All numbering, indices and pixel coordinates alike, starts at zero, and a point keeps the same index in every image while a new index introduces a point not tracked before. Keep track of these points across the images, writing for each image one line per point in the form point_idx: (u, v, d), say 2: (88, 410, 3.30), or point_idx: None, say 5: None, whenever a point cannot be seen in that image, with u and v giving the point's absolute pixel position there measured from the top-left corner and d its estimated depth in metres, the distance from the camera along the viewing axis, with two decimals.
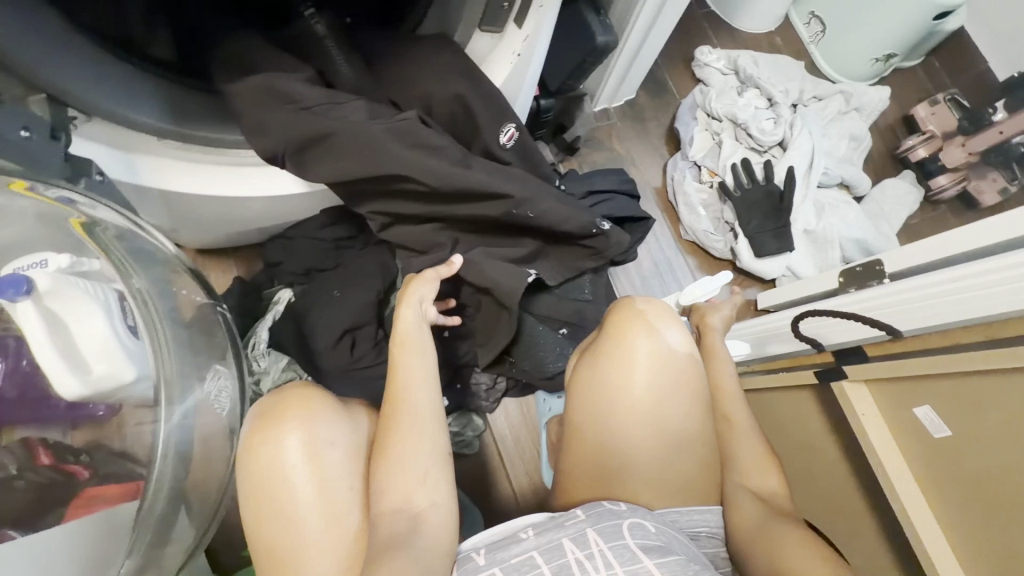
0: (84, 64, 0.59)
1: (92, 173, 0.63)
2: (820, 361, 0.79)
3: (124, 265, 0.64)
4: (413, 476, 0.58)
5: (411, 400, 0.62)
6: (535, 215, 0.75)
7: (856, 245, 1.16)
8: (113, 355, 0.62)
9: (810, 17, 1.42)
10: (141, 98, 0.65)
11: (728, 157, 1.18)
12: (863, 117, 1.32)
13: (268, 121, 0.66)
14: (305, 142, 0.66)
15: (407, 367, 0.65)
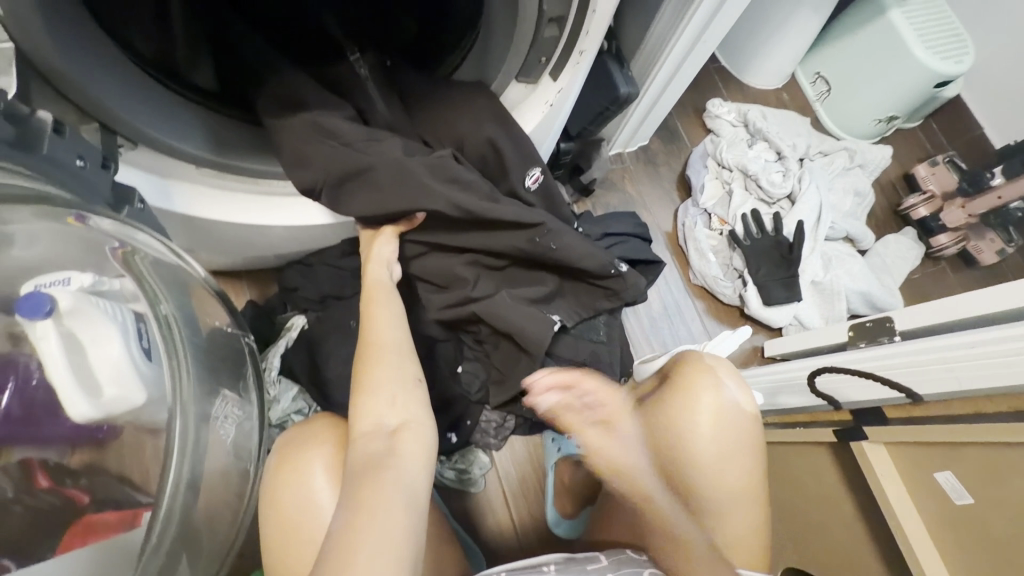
0: (139, 94, 0.62)
1: (135, 202, 0.61)
2: (838, 419, 0.79)
3: (153, 292, 0.69)
4: (384, 402, 0.58)
5: (380, 338, 0.64)
6: (560, 248, 0.76)
7: (862, 297, 1.18)
8: (127, 380, 0.65)
9: (815, 77, 1.48)
10: (188, 131, 0.67)
11: (738, 207, 1.21)
12: (867, 173, 1.37)
13: (309, 157, 0.68)
14: (342, 176, 0.68)
15: (378, 314, 0.66)
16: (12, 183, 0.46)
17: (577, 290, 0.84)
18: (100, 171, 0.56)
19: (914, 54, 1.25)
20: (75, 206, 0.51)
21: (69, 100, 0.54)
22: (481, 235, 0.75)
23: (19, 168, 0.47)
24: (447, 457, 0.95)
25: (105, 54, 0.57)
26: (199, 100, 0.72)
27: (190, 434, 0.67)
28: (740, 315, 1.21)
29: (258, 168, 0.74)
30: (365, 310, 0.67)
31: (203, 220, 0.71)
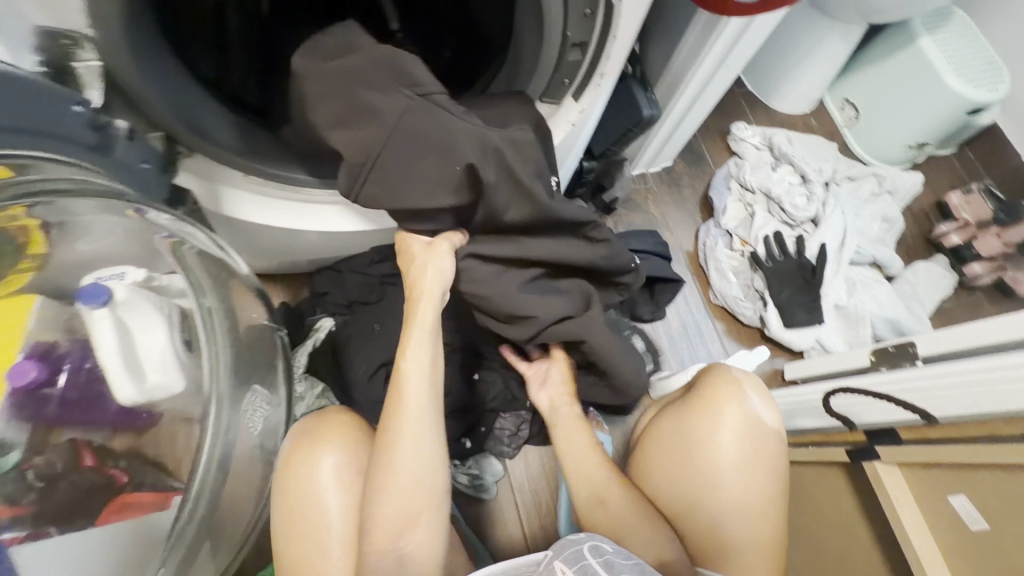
0: (209, 114, 0.69)
1: (188, 203, 0.69)
2: (850, 439, 0.80)
3: (200, 287, 0.79)
4: (399, 510, 0.62)
5: (408, 422, 0.64)
6: (613, 250, 0.79)
7: (889, 324, 1.16)
8: (168, 367, 0.74)
9: (844, 102, 1.48)
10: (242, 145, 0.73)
11: (760, 229, 1.21)
12: (896, 200, 1.35)
13: (383, 104, 0.65)
14: (408, 150, 0.66)
15: (411, 379, 0.65)
16: (84, 181, 0.52)
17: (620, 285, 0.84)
18: (161, 172, 0.62)
19: (945, 82, 1.25)
20: (133, 200, 0.58)
21: (143, 114, 0.61)
22: (537, 249, 0.74)
23: (94, 169, 0.52)
24: (461, 462, 0.97)
25: (179, 77, 0.64)
26: (249, 115, 0.78)
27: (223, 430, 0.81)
28: (760, 337, 1.20)
29: (301, 179, 0.79)
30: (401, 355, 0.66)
31: (247, 222, 0.78)
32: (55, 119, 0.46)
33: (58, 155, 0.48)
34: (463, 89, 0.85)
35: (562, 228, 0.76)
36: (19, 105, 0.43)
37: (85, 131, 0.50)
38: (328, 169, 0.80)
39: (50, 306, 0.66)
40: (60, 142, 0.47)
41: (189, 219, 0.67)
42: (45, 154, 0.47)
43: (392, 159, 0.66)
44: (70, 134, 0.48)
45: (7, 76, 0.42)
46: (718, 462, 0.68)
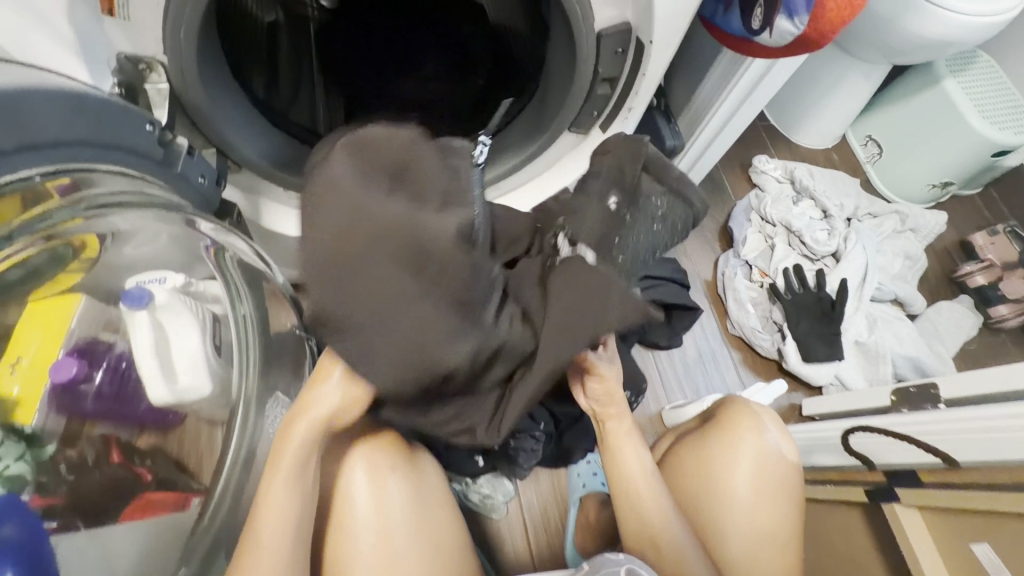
0: (262, 131, 0.71)
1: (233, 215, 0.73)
2: (870, 480, 0.79)
3: (236, 296, 0.83)
4: None
5: (268, 531, 0.57)
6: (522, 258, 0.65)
7: (910, 363, 1.15)
8: (199, 370, 0.79)
9: (866, 139, 1.48)
10: (283, 154, 0.74)
11: (780, 261, 1.22)
12: (918, 238, 1.35)
13: (372, 274, 0.51)
14: (381, 336, 0.51)
15: (276, 507, 0.58)
16: (147, 194, 0.57)
17: (579, 211, 0.63)
18: (214, 187, 0.66)
19: (970, 123, 1.25)
20: (188, 213, 0.61)
21: (202, 133, 0.65)
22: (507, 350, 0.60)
23: (159, 182, 0.58)
24: (472, 480, 0.97)
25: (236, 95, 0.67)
26: (302, 137, 0.79)
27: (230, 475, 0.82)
28: (778, 369, 1.19)
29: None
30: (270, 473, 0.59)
31: (278, 233, 0.81)
32: (128, 133, 0.52)
33: (128, 168, 0.53)
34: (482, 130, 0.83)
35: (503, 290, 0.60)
36: (104, 123, 0.49)
37: (153, 147, 0.55)
38: None
39: (90, 307, 0.73)
40: (130, 156, 0.53)
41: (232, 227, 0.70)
42: (117, 167, 0.52)
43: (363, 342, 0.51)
44: (139, 148, 0.54)
45: (90, 98, 0.48)
46: (733, 492, 0.68)
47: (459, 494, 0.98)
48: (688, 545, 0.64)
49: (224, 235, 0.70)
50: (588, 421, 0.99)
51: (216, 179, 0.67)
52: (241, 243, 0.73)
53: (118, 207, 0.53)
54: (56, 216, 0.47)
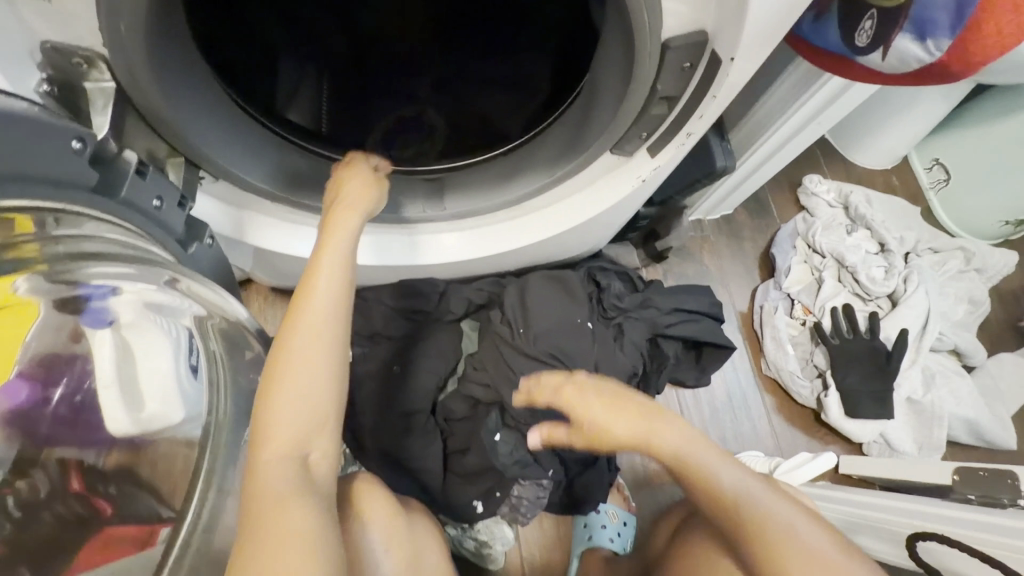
0: (253, 146, 0.64)
1: (204, 238, 0.57)
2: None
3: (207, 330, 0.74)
4: (271, 501, 0.46)
5: (290, 357, 0.54)
6: (442, 55, 0.66)
7: (966, 425, 1.03)
8: (171, 398, 0.71)
9: (932, 163, 1.33)
10: (259, 159, 0.65)
11: (829, 299, 1.09)
12: (983, 279, 1.20)
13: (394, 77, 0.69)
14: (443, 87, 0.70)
15: (291, 358, 0.53)
16: (109, 239, 0.46)
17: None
18: (176, 209, 0.52)
19: None
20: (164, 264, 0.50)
21: (159, 135, 0.55)
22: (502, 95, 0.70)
23: (107, 217, 0.44)
24: (468, 526, 0.88)
25: (224, 106, 0.61)
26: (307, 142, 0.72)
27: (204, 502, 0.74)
28: (815, 420, 1.08)
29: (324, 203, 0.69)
30: (269, 376, 0.53)
31: (268, 250, 0.73)
32: (51, 160, 0.37)
33: (71, 206, 0.40)
34: (496, 150, 0.74)
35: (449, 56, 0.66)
36: (18, 152, 0.35)
37: (85, 170, 0.41)
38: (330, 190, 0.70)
39: (51, 316, 0.59)
40: (54, 186, 0.38)
41: (199, 263, 0.56)
42: (50, 203, 0.38)
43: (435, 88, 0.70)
44: (62, 174, 0.39)
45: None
46: None
47: (454, 540, 0.89)
48: (780, 507, 0.53)
49: (196, 288, 0.55)
50: (601, 467, 0.89)
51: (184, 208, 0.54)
52: (218, 293, 0.57)
53: (83, 262, 0.45)
54: (9, 261, 0.39)
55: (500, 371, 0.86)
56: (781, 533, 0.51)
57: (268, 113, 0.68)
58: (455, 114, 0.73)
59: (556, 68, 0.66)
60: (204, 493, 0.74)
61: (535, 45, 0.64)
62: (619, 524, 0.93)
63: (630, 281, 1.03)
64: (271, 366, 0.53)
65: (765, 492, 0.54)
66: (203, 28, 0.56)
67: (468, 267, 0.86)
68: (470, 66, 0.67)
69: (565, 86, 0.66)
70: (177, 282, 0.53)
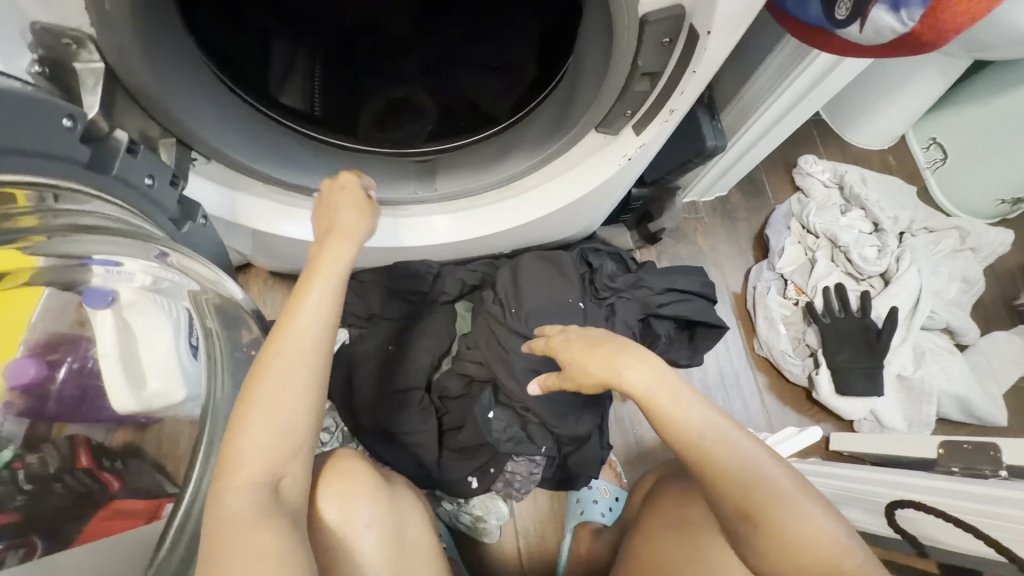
0: (246, 128, 0.66)
1: (197, 218, 0.58)
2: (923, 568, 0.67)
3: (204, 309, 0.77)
4: (242, 521, 0.47)
5: (270, 379, 0.54)
6: (433, 42, 0.68)
7: (957, 402, 1.04)
8: (172, 376, 0.74)
9: (929, 142, 1.33)
10: (251, 141, 0.66)
11: (821, 278, 1.10)
12: (978, 258, 1.20)
13: (388, 65, 0.71)
14: (432, 73, 0.71)
15: (271, 379, 0.54)
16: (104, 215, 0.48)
17: None
18: (168, 188, 0.54)
19: None
20: (162, 241, 0.52)
21: (152, 118, 0.57)
22: (490, 76, 0.71)
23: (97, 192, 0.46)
24: (464, 501, 0.90)
25: (215, 89, 0.62)
26: (300, 126, 0.73)
27: (205, 475, 0.76)
28: (807, 398, 1.09)
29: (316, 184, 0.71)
30: (246, 396, 0.54)
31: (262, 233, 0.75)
32: (43, 137, 0.39)
33: (62, 180, 0.42)
34: (486, 132, 0.76)
35: (439, 42, 0.68)
36: (10, 127, 0.36)
37: (77, 147, 0.42)
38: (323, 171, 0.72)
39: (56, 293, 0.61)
40: (46, 161, 0.40)
41: (193, 241, 0.58)
42: (41, 179, 0.40)
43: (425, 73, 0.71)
44: (55, 150, 0.40)
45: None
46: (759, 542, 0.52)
47: (450, 515, 0.92)
48: (743, 443, 0.52)
49: (188, 263, 0.57)
50: (594, 443, 0.91)
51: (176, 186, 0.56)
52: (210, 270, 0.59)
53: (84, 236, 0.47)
54: (14, 233, 0.40)
55: (493, 350, 0.88)
56: (760, 475, 0.51)
57: (262, 96, 0.69)
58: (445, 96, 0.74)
59: (542, 49, 0.67)
60: (204, 468, 0.77)
61: (523, 25, 0.65)
62: (611, 499, 0.96)
63: (622, 262, 1.04)
64: (246, 391, 0.54)
65: (732, 427, 0.53)
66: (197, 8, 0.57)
67: (461, 248, 0.87)
68: (459, 51, 0.69)
69: (551, 67, 0.67)
70: (170, 257, 0.55)
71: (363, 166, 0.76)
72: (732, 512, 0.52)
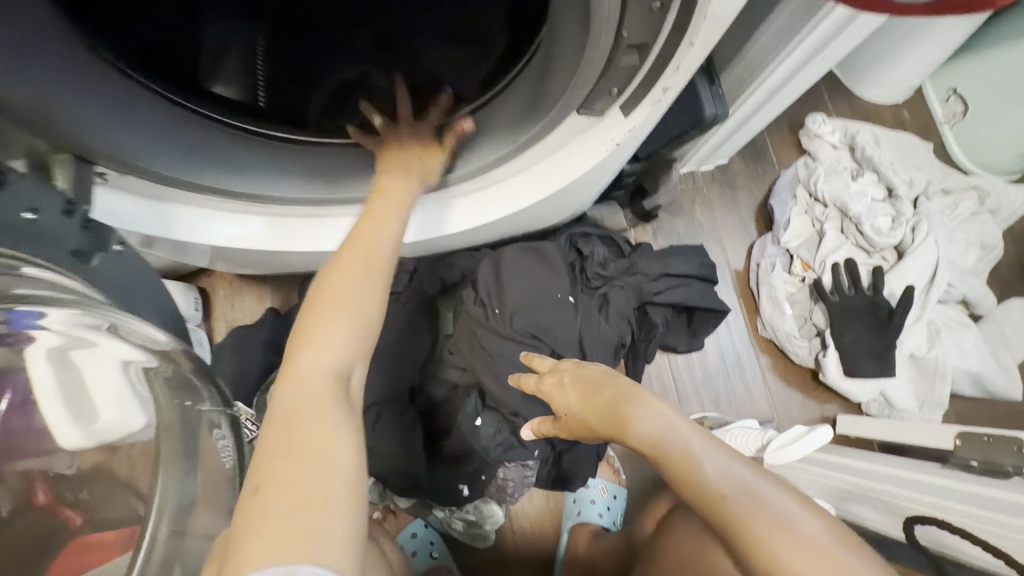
0: (163, 133, 0.57)
1: (112, 244, 0.51)
2: None
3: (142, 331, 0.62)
4: (308, 408, 0.44)
5: (350, 276, 0.51)
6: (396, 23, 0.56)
7: (970, 378, 0.99)
8: (127, 404, 0.60)
9: (949, 93, 1.21)
10: (169, 144, 0.58)
11: (830, 252, 1.03)
12: (998, 221, 1.12)
13: (342, 47, 0.59)
14: (395, 55, 0.60)
15: (345, 281, 0.50)
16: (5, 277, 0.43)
17: None
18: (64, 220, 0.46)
19: None
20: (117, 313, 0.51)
21: (32, 130, 0.49)
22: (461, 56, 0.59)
23: None
24: (456, 508, 0.86)
25: (122, 96, 0.54)
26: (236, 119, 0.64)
27: None
28: (812, 378, 1.04)
29: (258, 190, 0.65)
30: (323, 284, 0.50)
31: (204, 245, 0.68)
32: None
33: None
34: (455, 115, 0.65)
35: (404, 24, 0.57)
36: None
37: None
38: (266, 174, 0.64)
39: None
40: None
41: (110, 273, 0.51)
42: None
43: (386, 56, 0.60)
44: None
45: None
46: None
47: (442, 522, 0.88)
48: (769, 493, 0.48)
49: (137, 329, 0.53)
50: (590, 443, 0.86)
51: (77, 220, 0.49)
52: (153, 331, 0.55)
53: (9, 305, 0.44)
54: None
55: (476, 354, 0.81)
56: (776, 520, 0.47)
57: (189, 90, 0.60)
58: (408, 77, 0.63)
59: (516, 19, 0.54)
60: None
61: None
62: (609, 498, 0.93)
63: (616, 246, 0.96)
64: (325, 280, 0.51)
65: (753, 476, 0.49)
66: (77, 7, 0.47)
67: (435, 245, 0.79)
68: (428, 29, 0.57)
69: (524, 38, 0.56)
70: (116, 328, 0.51)
71: (317, 166, 0.66)
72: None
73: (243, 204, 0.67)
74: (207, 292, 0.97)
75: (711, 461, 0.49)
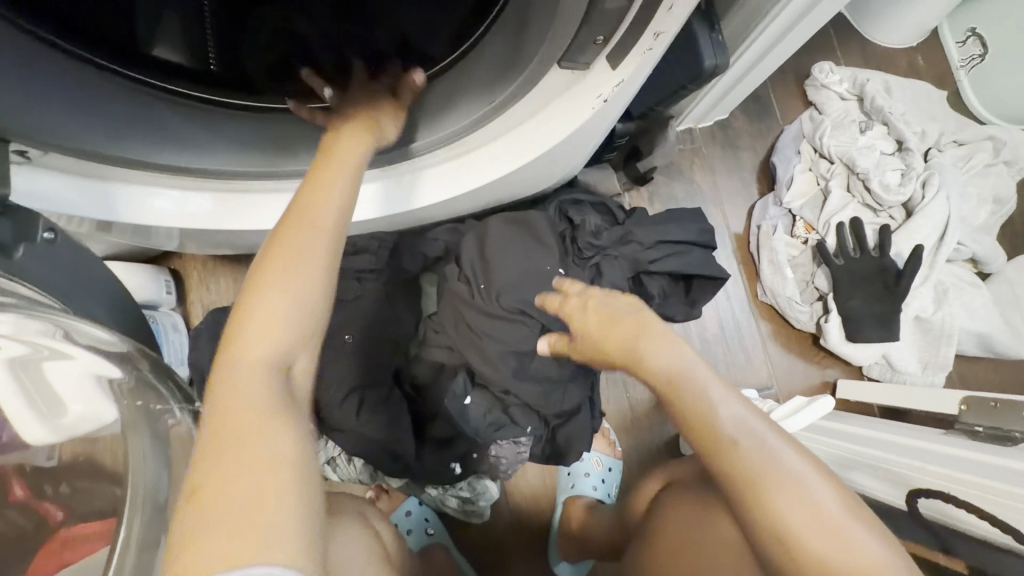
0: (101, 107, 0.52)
1: (38, 232, 0.52)
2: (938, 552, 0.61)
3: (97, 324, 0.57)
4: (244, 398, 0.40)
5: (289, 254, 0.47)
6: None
7: (976, 339, 0.96)
8: (95, 396, 0.54)
9: (967, 35, 1.13)
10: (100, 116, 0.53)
11: (835, 212, 0.98)
12: (1013, 173, 1.05)
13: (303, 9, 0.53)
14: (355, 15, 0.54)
15: (278, 260, 0.47)
16: None
17: None
18: None
19: None
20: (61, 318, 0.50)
21: None
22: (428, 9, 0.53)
23: None
24: (449, 486, 0.86)
25: (58, 70, 0.49)
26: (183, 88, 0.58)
27: None
28: (813, 343, 1.01)
29: (196, 163, 0.60)
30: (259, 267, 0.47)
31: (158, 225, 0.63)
32: None
33: None
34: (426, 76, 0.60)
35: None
36: None
37: None
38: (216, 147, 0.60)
39: None
40: None
41: (35, 263, 0.52)
42: None
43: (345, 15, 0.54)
44: None
45: None
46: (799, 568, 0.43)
47: (434, 499, 0.88)
48: (787, 456, 0.44)
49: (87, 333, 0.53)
50: (584, 418, 0.83)
51: None
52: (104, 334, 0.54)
53: None
54: None
55: (461, 333, 0.78)
56: (788, 479, 0.43)
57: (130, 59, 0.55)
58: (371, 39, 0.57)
59: None
60: None
61: None
62: (604, 471, 0.92)
63: (608, 213, 0.91)
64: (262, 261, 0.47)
65: (772, 434, 0.45)
66: None
67: (414, 219, 0.74)
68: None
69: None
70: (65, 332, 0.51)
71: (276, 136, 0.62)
72: (770, 540, 0.44)
73: (198, 179, 0.63)
74: (180, 275, 0.93)
75: (727, 413, 0.45)
